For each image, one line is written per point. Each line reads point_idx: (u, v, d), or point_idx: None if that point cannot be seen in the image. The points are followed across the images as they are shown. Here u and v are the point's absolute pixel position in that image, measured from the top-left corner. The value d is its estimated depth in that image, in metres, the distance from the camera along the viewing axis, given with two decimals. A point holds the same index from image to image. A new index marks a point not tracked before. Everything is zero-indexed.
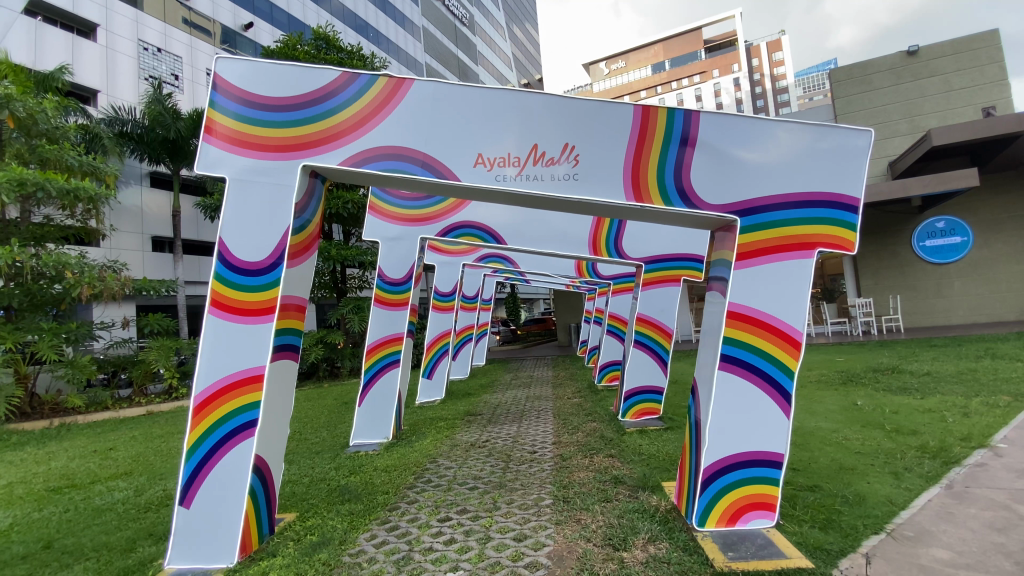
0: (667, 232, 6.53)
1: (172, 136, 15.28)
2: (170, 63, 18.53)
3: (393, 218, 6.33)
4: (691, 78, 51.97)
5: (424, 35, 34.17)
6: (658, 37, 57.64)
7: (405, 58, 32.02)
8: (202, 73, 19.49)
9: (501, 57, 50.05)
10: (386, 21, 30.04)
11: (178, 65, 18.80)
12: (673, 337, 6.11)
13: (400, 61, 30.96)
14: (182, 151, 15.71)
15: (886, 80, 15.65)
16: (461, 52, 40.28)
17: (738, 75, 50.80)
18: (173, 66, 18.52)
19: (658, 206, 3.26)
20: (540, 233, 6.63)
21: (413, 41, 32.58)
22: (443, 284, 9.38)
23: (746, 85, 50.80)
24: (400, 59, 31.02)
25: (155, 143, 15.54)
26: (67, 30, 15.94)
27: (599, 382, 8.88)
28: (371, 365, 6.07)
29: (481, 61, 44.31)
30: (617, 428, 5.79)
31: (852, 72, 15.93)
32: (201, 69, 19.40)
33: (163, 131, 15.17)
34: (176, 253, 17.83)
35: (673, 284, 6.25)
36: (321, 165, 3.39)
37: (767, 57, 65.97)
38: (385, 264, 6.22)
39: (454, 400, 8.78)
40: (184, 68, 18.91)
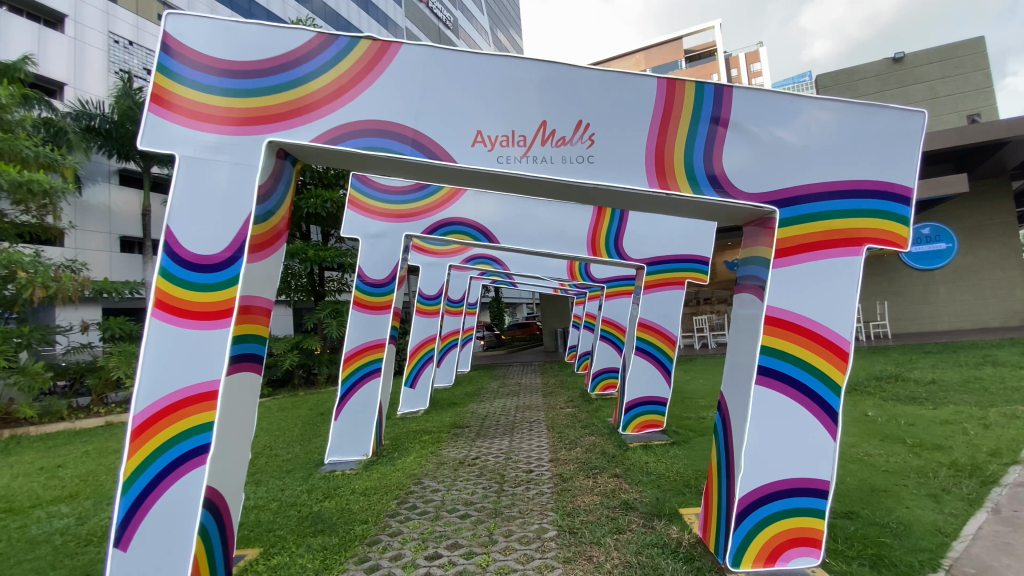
0: (670, 231, 6.09)
1: None
2: (141, 57, 17.68)
3: (376, 214, 5.79)
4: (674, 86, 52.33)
5: (408, 37, 33.63)
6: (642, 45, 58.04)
7: None
8: None
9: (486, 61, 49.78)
10: (368, 19, 29.42)
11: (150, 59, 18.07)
12: (678, 345, 5.64)
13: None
14: None
15: (872, 86, 15.63)
16: None
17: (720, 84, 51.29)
18: (145, 60, 17.67)
19: (686, 193, 2.81)
20: (536, 232, 6.12)
21: None
22: (427, 287, 8.68)
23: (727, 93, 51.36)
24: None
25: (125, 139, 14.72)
26: (33, 20, 15.05)
27: (592, 391, 8.43)
28: (349, 374, 5.53)
29: None
30: (619, 443, 5.32)
31: (839, 77, 15.90)
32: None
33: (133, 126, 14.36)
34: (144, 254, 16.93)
35: (675, 287, 5.79)
36: (292, 141, 2.87)
37: (747, 67, 67.02)
38: (366, 265, 5.69)
39: (439, 410, 8.24)
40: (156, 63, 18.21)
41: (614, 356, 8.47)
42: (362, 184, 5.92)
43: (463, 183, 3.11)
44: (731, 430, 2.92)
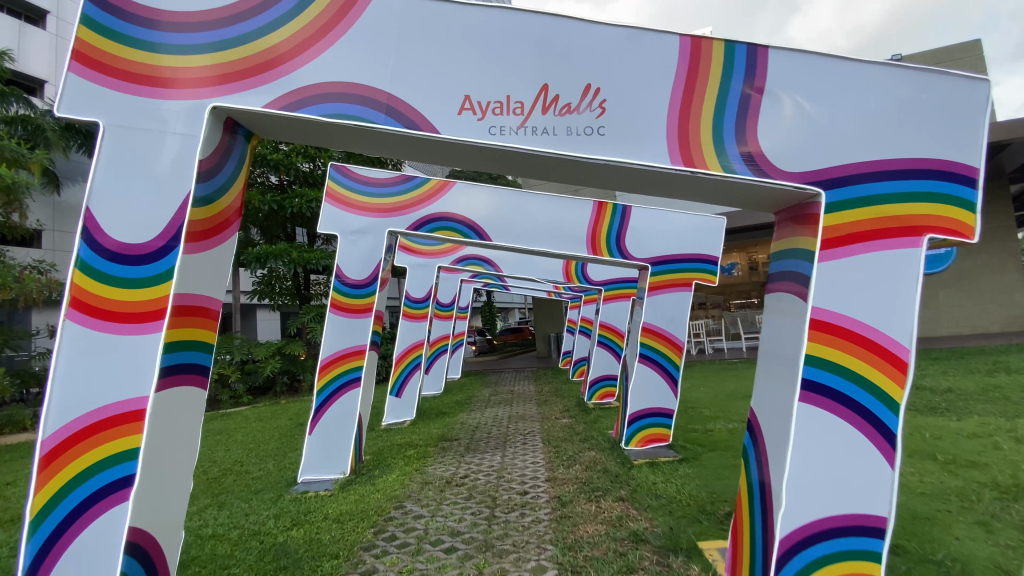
0: (677, 227, 5.59)
1: None
2: None
3: (356, 208, 5.29)
4: None
5: None
6: None
7: None
8: None
9: None
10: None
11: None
12: (684, 352, 5.24)
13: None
14: None
15: None
16: None
17: None
18: None
19: (715, 172, 2.35)
20: (530, 228, 5.56)
21: None
22: (416, 291, 8.11)
23: None
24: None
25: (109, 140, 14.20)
26: (15, 16, 14.24)
27: (589, 400, 7.96)
28: (324, 385, 5.04)
29: None
30: (622, 460, 4.85)
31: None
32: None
33: None
34: None
35: (683, 289, 5.36)
36: (241, 108, 2.37)
37: None
38: (344, 264, 5.18)
39: (427, 421, 7.74)
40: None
41: (612, 363, 8.04)
42: (342, 176, 5.42)
43: (449, 160, 2.63)
44: (770, 456, 2.44)
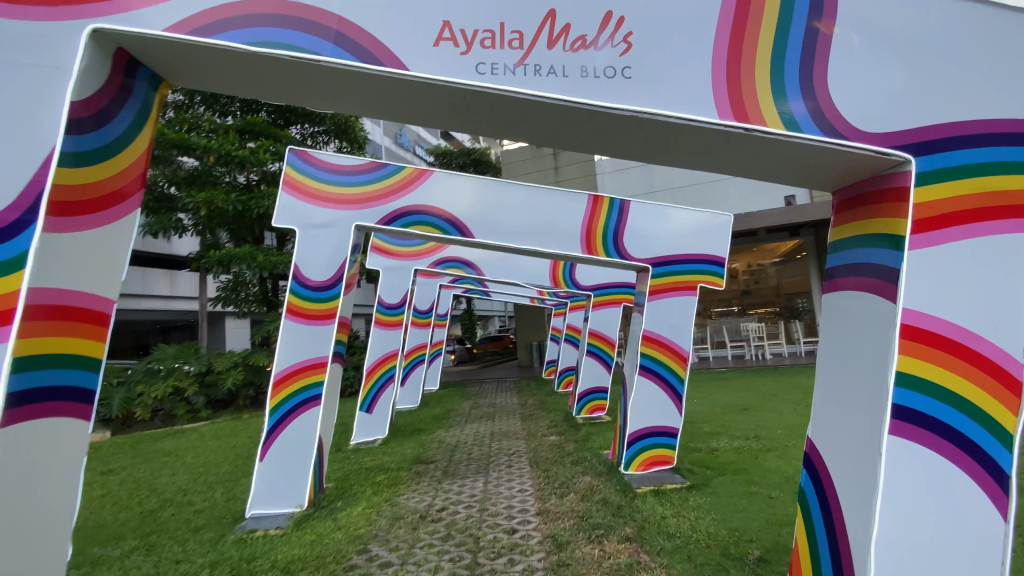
0: (681, 223, 4.97)
1: None
2: None
3: (323, 200, 4.62)
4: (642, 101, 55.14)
5: None
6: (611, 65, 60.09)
7: None
8: None
9: None
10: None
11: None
12: (690, 363, 4.67)
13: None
14: None
15: None
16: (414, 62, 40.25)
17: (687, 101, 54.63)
18: None
19: (775, 129, 1.77)
20: (518, 224, 4.78)
21: None
22: (388, 295, 7.44)
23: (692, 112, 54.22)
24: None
25: None
26: None
27: (577, 414, 7.34)
28: (279, 404, 4.35)
29: None
30: (623, 486, 4.25)
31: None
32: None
33: None
34: None
35: (688, 292, 4.80)
36: (133, 32, 1.73)
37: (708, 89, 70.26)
38: (303, 263, 4.51)
39: (400, 439, 7.04)
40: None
41: (602, 375, 7.46)
42: (304, 163, 4.71)
43: (423, 116, 2.01)
44: (846, 501, 1.90)
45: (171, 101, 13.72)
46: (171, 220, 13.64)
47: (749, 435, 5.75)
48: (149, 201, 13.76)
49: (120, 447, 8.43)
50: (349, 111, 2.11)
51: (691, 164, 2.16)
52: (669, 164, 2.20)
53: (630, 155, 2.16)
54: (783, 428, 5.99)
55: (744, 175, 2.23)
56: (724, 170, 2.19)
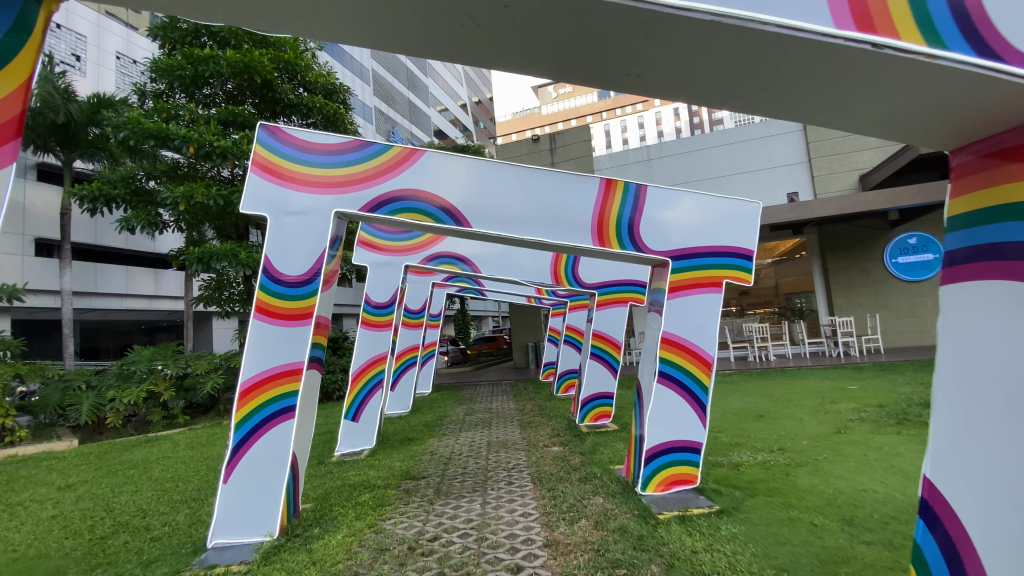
0: (704, 209, 4.37)
1: (62, 120, 13.66)
2: (69, 41, 17.87)
3: (303, 183, 4.07)
4: (629, 104, 61.99)
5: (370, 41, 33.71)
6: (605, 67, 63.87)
7: (353, 63, 31.00)
8: (109, 56, 19.19)
9: (448, 71, 50.32)
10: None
11: (80, 44, 18.21)
12: (715, 370, 4.14)
13: (340, 62, 29.56)
14: (77, 138, 14.15)
15: None
16: (408, 61, 40.17)
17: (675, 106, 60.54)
18: (73, 45, 17.88)
19: (917, 45, 1.24)
20: (524, 213, 4.16)
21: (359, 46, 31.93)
22: (377, 293, 6.89)
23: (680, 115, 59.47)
24: (343, 62, 29.83)
25: (42, 128, 13.89)
26: None
27: (580, 422, 6.79)
28: (245, 419, 3.80)
29: (429, 72, 44.51)
30: (642, 512, 3.72)
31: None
32: (107, 51, 19.06)
33: (52, 114, 13.54)
34: (64, 259, 15.77)
35: (712, 290, 4.23)
36: None
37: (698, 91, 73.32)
38: (279, 258, 3.98)
39: (389, 450, 6.47)
40: (87, 48, 18.40)
41: (608, 379, 6.88)
42: (280, 144, 4.08)
43: (417, 20, 1.46)
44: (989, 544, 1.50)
45: (151, 92, 13.19)
46: (151, 215, 13.01)
47: (772, 447, 5.22)
48: (127, 195, 13.13)
49: (85, 458, 7.80)
50: (317, 25, 1.55)
51: (771, 102, 1.65)
52: (741, 101, 1.69)
53: (696, 87, 1.63)
54: (807, 439, 5.48)
55: (840, 123, 1.71)
56: (815, 114, 1.67)
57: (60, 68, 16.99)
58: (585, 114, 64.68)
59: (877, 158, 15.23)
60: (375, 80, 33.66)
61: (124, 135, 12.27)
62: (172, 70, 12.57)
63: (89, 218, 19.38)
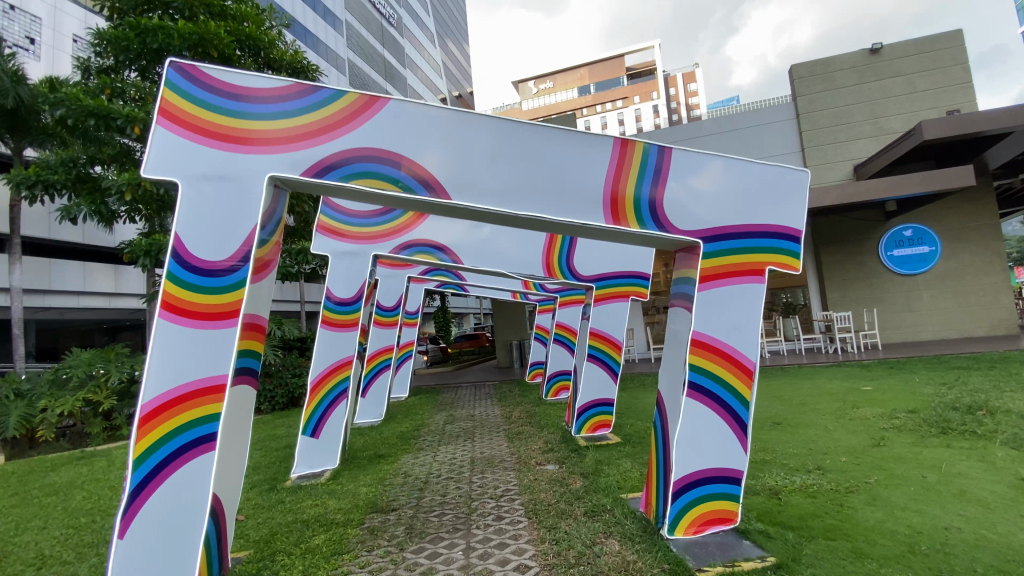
0: (744, 177, 3.47)
1: (11, 105, 12.28)
2: (24, 23, 16.29)
3: (236, 142, 3.11)
4: (615, 103, 62.04)
5: (347, 30, 32.49)
6: (589, 65, 65.05)
7: (328, 52, 29.73)
8: (67, 38, 17.65)
9: (428, 64, 49.23)
10: (302, 6, 27.52)
11: (35, 27, 16.68)
12: (758, 380, 3.29)
13: (314, 50, 28.24)
14: (29, 124, 12.74)
15: (848, 78, 14.90)
16: (386, 52, 39.02)
17: (658, 103, 61.37)
18: (28, 28, 16.32)
19: None
20: (517, 182, 3.27)
21: (334, 34, 30.66)
22: (342, 287, 5.88)
23: (663, 112, 60.59)
24: (318, 50, 28.50)
25: None
26: None
27: (576, 433, 5.88)
28: (148, 452, 2.84)
29: (408, 65, 43.34)
30: (674, 567, 2.86)
31: (815, 69, 15.11)
32: (64, 34, 17.57)
33: None
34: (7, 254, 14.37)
35: (753, 279, 3.37)
36: None
37: (679, 89, 73.78)
38: (194, 236, 3.02)
39: (355, 471, 5.52)
40: (42, 31, 16.90)
41: (607, 385, 5.98)
42: (203, 91, 3.09)
43: None
44: None
45: (96, 67, 11.87)
46: (98, 205, 11.67)
47: (808, 466, 4.41)
48: (69, 182, 11.70)
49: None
50: None
51: None
52: None
53: None
54: (845, 454, 4.70)
55: None
56: None
57: (13, 51, 15.51)
58: (566, 110, 63.94)
59: (871, 147, 14.73)
60: (351, 71, 32.49)
61: (61, 113, 10.94)
62: (118, 41, 11.26)
63: (40, 210, 17.86)
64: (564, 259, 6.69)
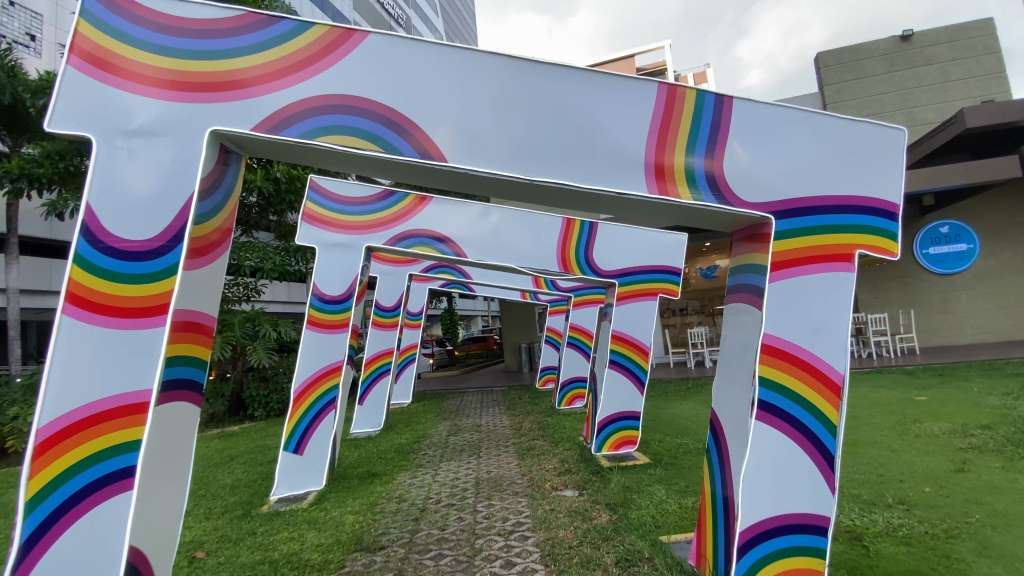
0: (827, 135, 2.67)
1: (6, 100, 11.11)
2: (24, 20, 15.74)
3: (174, 90, 2.40)
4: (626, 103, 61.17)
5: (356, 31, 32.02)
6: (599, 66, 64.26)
7: None
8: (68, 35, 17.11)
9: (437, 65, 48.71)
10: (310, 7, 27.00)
11: (36, 23, 16.20)
12: (848, 397, 2.51)
13: None
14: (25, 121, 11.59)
15: (878, 67, 14.00)
16: None
17: None
18: (28, 24, 15.78)
19: None
20: (532, 140, 2.53)
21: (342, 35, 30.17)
22: (330, 284, 5.13)
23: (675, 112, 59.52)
24: None
25: None
26: None
27: (597, 451, 5.13)
28: (43, 495, 2.12)
29: None
30: None
31: (842, 57, 14.21)
32: (66, 31, 17.09)
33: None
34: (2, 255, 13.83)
35: (839, 267, 2.60)
36: None
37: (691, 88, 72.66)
38: (110, 208, 2.30)
39: (344, 493, 4.81)
40: (43, 27, 16.42)
41: (633, 395, 5.21)
42: (133, 24, 2.36)
43: None
44: None
45: None
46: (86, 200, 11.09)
47: (885, 499, 3.61)
48: (56, 176, 11.07)
49: None
50: None
51: None
52: None
53: None
54: (926, 483, 3.88)
55: None
56: None
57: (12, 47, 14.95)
58: None
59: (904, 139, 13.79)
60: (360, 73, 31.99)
61: None
62: None
63: (39, 210, 17.35)
64: (582, 254, 5.65)
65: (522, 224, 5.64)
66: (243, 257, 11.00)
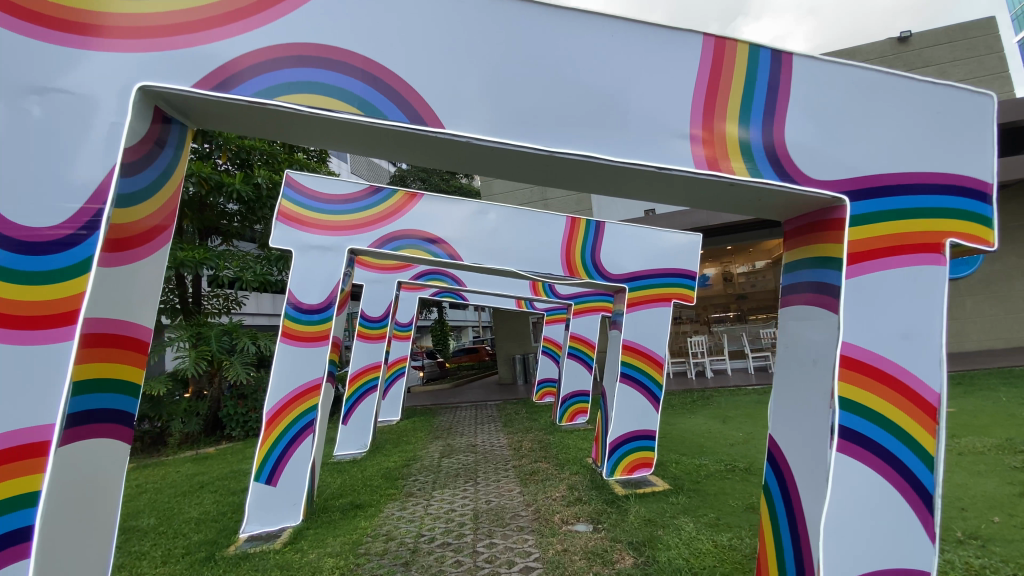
0: (908, 99, 2.18)
1: None
2: None
3: (98, 35, 1.82)
4: None
5: None
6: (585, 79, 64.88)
7: None
8: None
9: None
10: None
11: None
12: (943, 417, 2.02)
13: None
14: None
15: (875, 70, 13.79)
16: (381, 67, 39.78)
17: None
18: None
19: None
20: (551, 103, 2.00)
21: None
22: (309, 291, 4.59)
23: None
24: None
25: None
26: None
27: (609, 475, 4.59)
28: None
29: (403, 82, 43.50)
30: None
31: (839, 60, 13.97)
32: None
33: None
34: None
35: (927, 260, 2.11)
36: None
37: None
38: (6, 182, 1.66)
39: (324, 529, 4.21)
40: None
41: (648, 412, 4.68)
42: None
43: None
44: None
45: None
46: None
47: (956, 535, 3.10)
48: None
49: None
50: None
51: None
52: None
53: None
54: (995, 513, 3.39)
55: None
56: None
57: None
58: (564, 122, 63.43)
59: None
60: None
61: None
62: None
63: None
64: (588, 253, 5.13)
65: (521, 224, 5.09)
66: (221, 264, 10.30)
